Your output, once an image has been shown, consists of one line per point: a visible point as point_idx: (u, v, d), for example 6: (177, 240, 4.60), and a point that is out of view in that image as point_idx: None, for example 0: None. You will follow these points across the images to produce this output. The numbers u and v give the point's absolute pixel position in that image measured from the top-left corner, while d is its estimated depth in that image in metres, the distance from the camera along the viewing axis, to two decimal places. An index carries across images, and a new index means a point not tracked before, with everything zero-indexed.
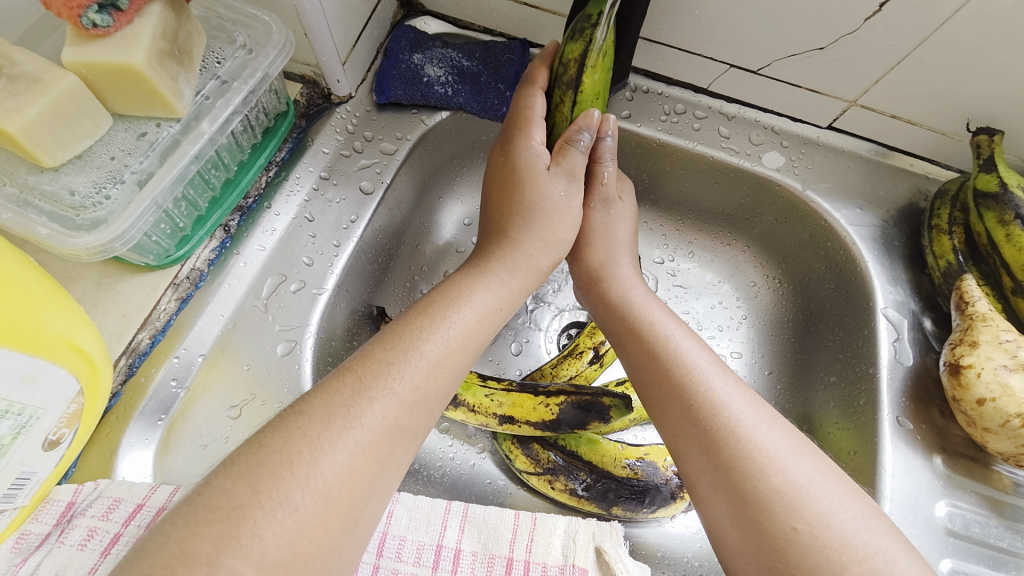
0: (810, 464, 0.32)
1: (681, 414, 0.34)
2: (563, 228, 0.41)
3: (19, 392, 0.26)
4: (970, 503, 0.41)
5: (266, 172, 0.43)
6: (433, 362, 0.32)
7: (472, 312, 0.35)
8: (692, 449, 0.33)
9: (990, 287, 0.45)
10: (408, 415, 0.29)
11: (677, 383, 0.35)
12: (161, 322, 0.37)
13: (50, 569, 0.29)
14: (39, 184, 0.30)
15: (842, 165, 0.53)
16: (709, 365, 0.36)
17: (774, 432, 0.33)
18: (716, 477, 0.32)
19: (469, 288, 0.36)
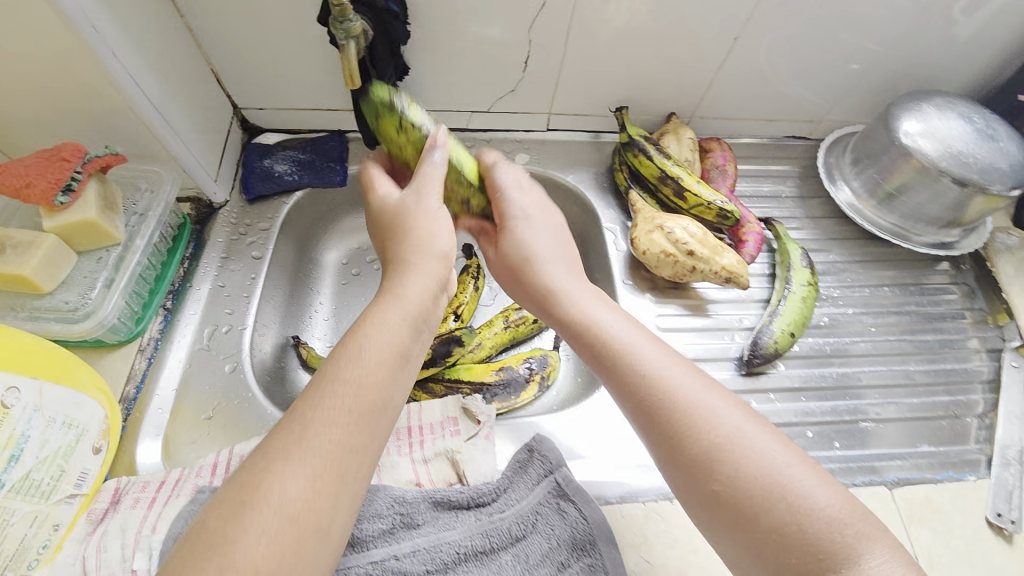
0: (753, 426, 0.40)
1: (676, 449, 0.40)
2: (445, 237, 0.49)
3: (76, 413, 0.44)
4: (677, 309, 0.71)
5: (182, 263, 0.64)
6: (357, 385, 0.38)
7: (397, 319, 0.42)
8: (659, 440, 0.42)
9: (650, 195, 0.74)
10: (353, 436, 0.36)
11: (650, 393, 0.43)
12: (139, 377, 0.55)
13: (114, 524, 0.45)
14: (42, 304, 0.48)
15: (569, 148, 0.84)
16: (695, 384, 0.43)
17: (730, 412, 0.41)
18: (688, 473, 0.40)
19: (380, 308, 0.43)
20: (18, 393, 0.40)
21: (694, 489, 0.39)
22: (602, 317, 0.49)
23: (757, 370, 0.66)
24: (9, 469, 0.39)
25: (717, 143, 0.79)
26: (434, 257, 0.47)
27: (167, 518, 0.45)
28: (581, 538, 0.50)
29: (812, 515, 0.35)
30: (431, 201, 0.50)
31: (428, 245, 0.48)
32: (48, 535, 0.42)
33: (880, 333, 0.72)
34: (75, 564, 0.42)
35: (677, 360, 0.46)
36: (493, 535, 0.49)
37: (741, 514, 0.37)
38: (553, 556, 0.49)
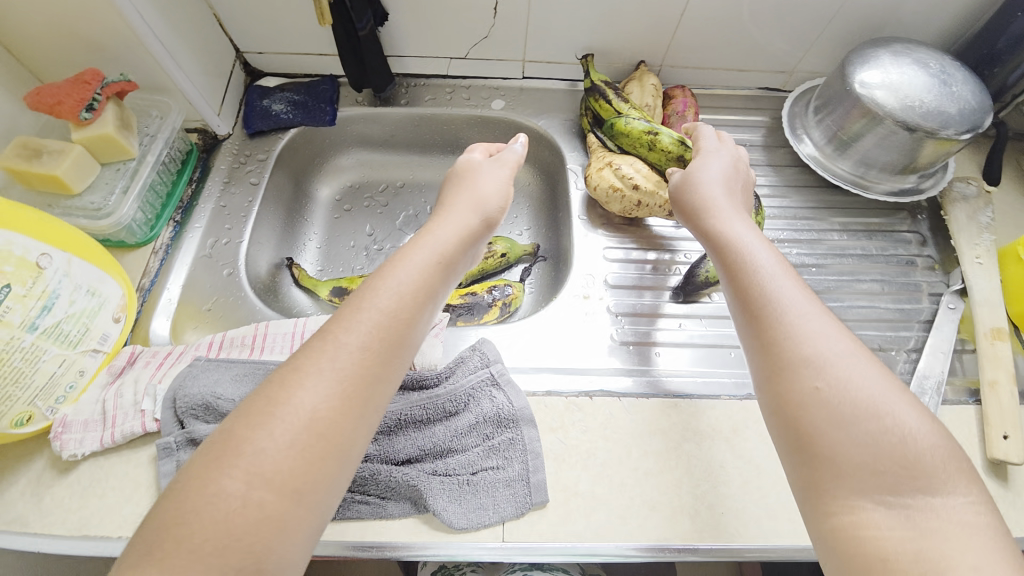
0: (857, 363, 0.39)
1: (771, 370, 0.40)
2: (481, 191, 0.60)
3: (98, 285, 0.55)
4: (628, 243, 0.76)
5: (190, 184, 0.74)
6: (379, 310, 0.42)
7: (411, 272, 0.46)
8: (755, 342, 0.43)
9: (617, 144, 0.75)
10: (359, 364, 0.39)
11: (758, 313, 0.43)
12: (152, 273, 0.67)
13: (130, 377, 0.56)
14: (72, 203, 0.60)
15: (543, 96, 0.90)
16: (807, 308, 0.42)
17: (849, 354, 0.39)
18: (767, 368, 0.41)
19: (416, 262, 0.47)
20: (50, 259, 0.50)
21: (773, 395, 0.40)
22: (743, 235, 0.50)
23: (691, 297, 0.71)
24: (44, 317, 0.49)
25: (682, 90, 0.82)
26: (463, 214, 0.56)
27: (170, 376, 0.57)
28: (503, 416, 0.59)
29: (897, 425, 0.36)
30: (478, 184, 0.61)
31: (483, 205, 0.59)
32: (75, 378, 0.54)
33: (821, 273, 0.77)
34: (96, 401, 0.54)
35: (787, 274, 0.45)
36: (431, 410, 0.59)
37: (820, 424, 0.37)
38: (479, 429, 0.59)
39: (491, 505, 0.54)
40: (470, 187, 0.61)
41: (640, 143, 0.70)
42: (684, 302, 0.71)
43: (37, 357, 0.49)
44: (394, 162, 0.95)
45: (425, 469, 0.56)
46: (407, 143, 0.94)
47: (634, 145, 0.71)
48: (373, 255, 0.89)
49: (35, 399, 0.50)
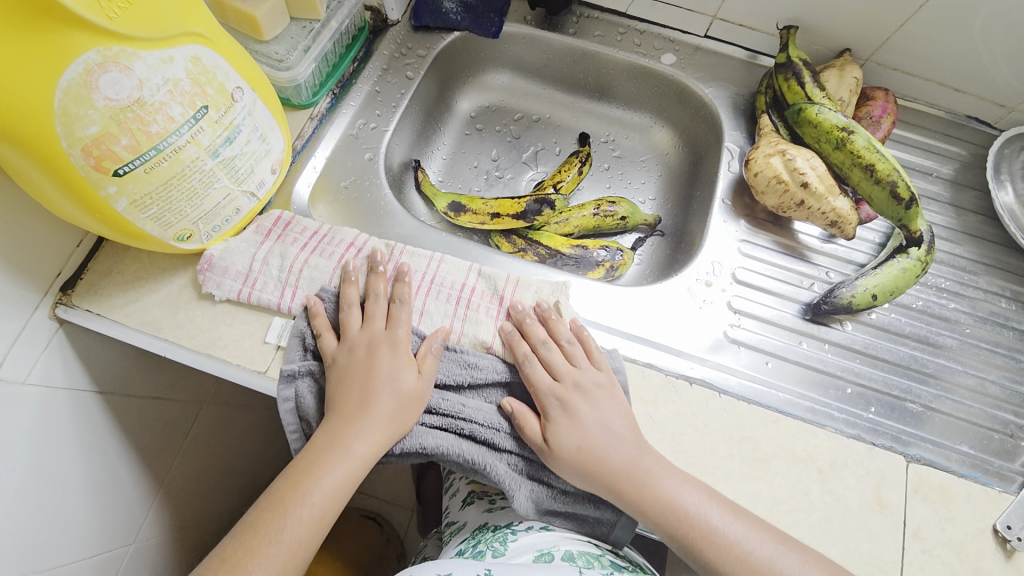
0: (793, 557, 0.47)
1: None
2: (390, 401, 0.52)
3: (268, 134, 0.57)
4: (765, 241, 0.70)
5: (354, 63, 0.75)
6: (297, 538, 0.47)
7: (333, 482, 0.49)
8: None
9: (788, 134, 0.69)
10: (290, 561, 0.46)
11: (682, 526, 0.49)
12: (305, 137, 0.68)
13: (273, 243, 0.60)
14: (259, 49, 0.61)
15: (718, 62, 0.82)
16: (720, 514, 0.49)
17: (777, 551, 0.47)
18: None
19: (319, 462, 0.50)
20: (241, 95, 0.51)
21: None
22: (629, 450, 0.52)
23: (821, 321, 0.66)
24: (224, 148, 0.51)
25: (884, 93, 0.73)
26: (394, 403, 0.52)
27: (309, 266, 0.59)
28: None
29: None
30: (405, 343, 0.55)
31: (416, 398, 0.53)
32: (230, 214, 0.56)
33: (973, 337, 0.67)
34: (247, 257, 0.58)
35: (686, 479, 0.51)
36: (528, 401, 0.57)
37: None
38: None
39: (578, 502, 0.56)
40: (366, 380, 0.53)
41: (827, 139, 0.63)
42: (812, 323, 0.66)
43: (209, 183, 0.51)
44: (538, 94, 0.92)
45: (515, 449, 0.55)
46: (557, 78, 0.90)
47: (819, 140, 0.64)
48: (492, 181, 0.88)
49: (197, 222, 0.53)
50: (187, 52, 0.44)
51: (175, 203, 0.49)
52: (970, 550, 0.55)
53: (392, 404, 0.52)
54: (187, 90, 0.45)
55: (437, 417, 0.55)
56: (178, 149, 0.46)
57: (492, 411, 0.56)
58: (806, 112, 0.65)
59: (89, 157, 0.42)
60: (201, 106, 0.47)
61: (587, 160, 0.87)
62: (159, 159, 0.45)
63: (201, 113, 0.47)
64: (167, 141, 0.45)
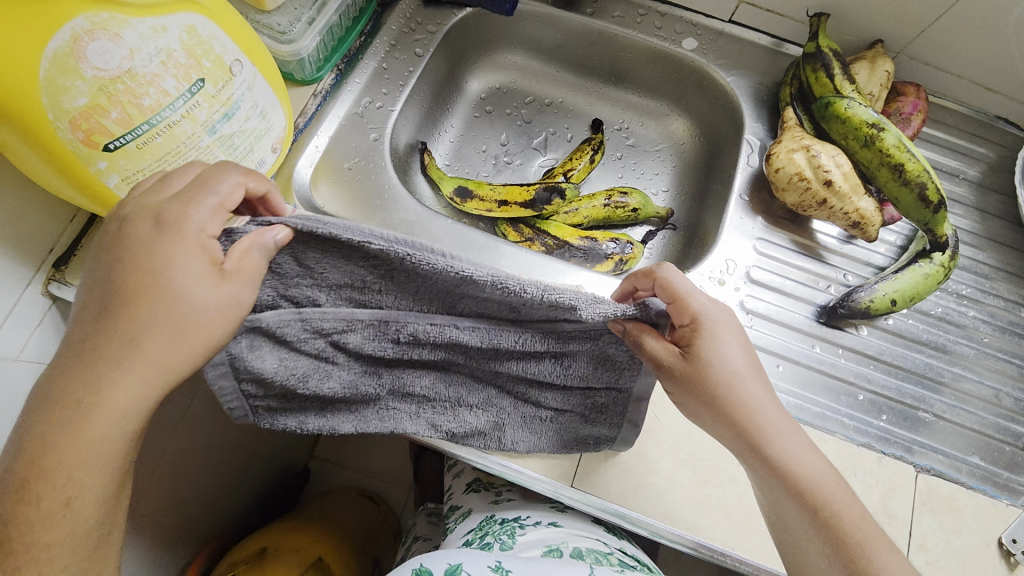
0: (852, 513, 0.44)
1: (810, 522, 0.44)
2: (200, 310, 0.39)
3: (269, 111, 0.54)
4: (781, 240, 0.68)
5: (360, 37, 0.71)
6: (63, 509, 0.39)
7: (113, 440, 0.39)
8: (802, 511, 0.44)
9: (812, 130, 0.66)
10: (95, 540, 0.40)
11: (759, 448, 0.45)
12: (308, 115, 0.65)
13: None
14: (261, 19, 0.58)
15: (742, 49, 0.78)
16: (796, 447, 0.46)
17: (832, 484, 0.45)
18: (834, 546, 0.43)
19: (116, 373, 0.38)
20: (240, 69, 0.48)
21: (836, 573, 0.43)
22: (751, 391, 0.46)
23: (835, 325, 0.64)
24: (221, 124, 0.48)
25: (916, 89, 0.69)
26: (208, 311, 0.39)
27: None
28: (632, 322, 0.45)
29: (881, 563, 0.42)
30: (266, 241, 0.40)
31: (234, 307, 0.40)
32: None
33: (993, 348, 0.65)
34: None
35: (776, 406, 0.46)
36: (529, 327, 0.47)
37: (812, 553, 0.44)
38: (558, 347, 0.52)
39: (547, 440, 0.54)
40: (147, 264, 0.38)
41: (855, 136, 0.60)
42: (825, 326, 0.64)
43: (207, 161, 0.49)
44: (551, 77, 0.88)
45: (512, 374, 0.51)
46: (572, 59, 0.86)
47: (847, 136, 0.61)
48: (500, 167, 0.85)
49: None
50: (180, 21, 0.42)
51: None
52: (976, 564, 0.54)
53: (182, 318, 0.39)
54: (182, 61, 0.42)
55: (431, 350, 0.49)
56: (173, 124, 0.44)
57: (493, 333, 0.51)
58: (834, 105, 0.61)
59: (78, 131, 0.39)
60: (197, 79, 0.44)
61: (598, 151, 0.83)
62: (152, 135, 0.43)
63: (196, 86, 0.44)
64: (160, 115, 0.43)
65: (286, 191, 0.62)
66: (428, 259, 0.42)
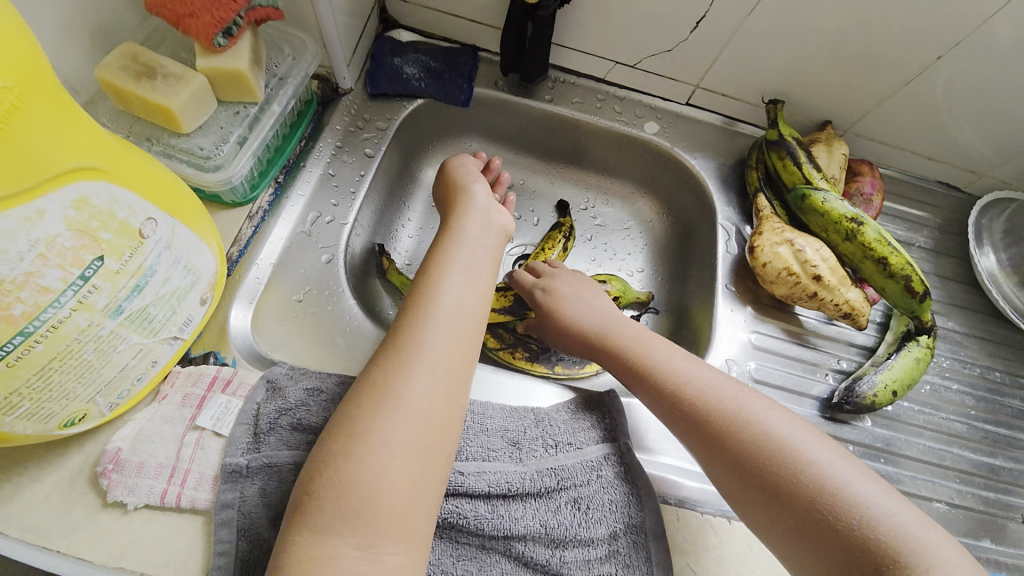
0: (796, 430, 0.45)
1: (733, 462, 0.45)
2: (462, 282, 0.51)
3: (196, 260, 0.43)
4: (772, 330, 0.66)
5: (300, 142, 0.62)
6: (376, 469, 0.40)
7: (419, 393, 0.43)
8: (720, 458, 0.46)
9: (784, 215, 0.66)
10: (387, 502, 0.39)
11: (689, 411, 0.48)
12: (243, 242, 0.55)
13: (209, 417, 0.44)
14: (177, 143, 0.47)
15: (701, 130, 0.78)
16: (719, 386, 0.49)
17: (768, 411, 0.47)
18: (765, 493, 0.43)
19: (391, 339, 0.46)
20: (155, 226, 0.38)
21: (778, 519, 0.42)
22: (651, 349, 0.54)
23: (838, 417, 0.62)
24: (131, 298, 0.37)
25: (870, 167, 0.71)
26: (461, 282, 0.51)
27: None
28: (617, 420, 0.53)
29: (851, 509, 0.40)
30: (496, 217, 0.61)
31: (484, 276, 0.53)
32: (144, 369, 0.42)
33: (977, 417, 0.66)
34: (171, 443, 0.43)
35: (687, 359, 0.53)
36: (533, 459, 0.49)
37: (785, 522, 0.42)
38: (570, 484, 0.48)
39: None
40: (440, 263, 0.52)
41: (836, 229, 0.60)
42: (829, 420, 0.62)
43: (112, 347, 0.38)
44: (511, 160, 0.84)
45: (521, 512, 0.47)
46: (532, 143, 0.82)
47: (827, 229, 0.61)
48: None
49: (95, 396, 0.39)
50: (68, 194, 0.30)
51: (57, 386, 0.36)
52: None
53: (462, 290, 0.50)
54: (70, 244, 0.31)
55: (435, 503, 0.46)
56: (59, 324, 0.33)
57: (497, 474, 0.47)
58: (811, 198, 0.61)
59: None
60: (94, 259, 0.33)
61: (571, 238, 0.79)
62: (29, 345, 0.32)
63: (93, 268, 0.33)
64: (40, 317, 0.32)
65: (221, 342, 0.50)
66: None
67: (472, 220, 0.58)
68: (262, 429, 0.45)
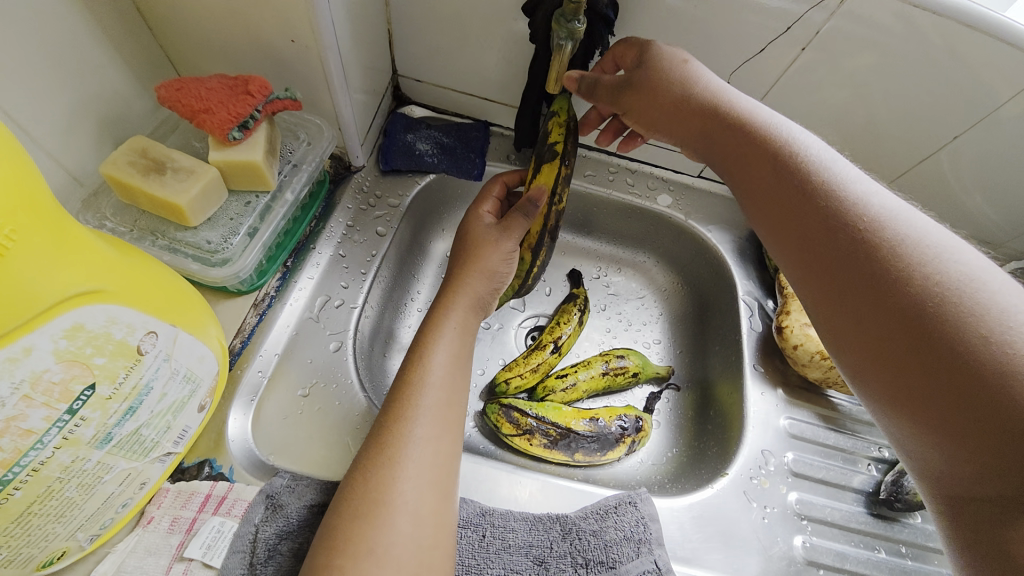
0: (1016, 295, 0.31)
1: (875, 277, 0.35)
2: (456, 334, 0.50)
3: (197, 367, 0.39)
4: (806, 415, 0.62)
5: (310, 223, 0.60)
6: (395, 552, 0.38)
7: (422, 463, 0.41)
8: (857, 283, 0.36)
9: None
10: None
11: (843, 210, 0.38)
12: (247, 332, 0.52)
13: (197, 547, 0.39)
14: (183, 237, 0.45)
15: (714, 202, 0.78)
16: (928, 232, 0.35)
17: (961, 255, 0.34)
18: (903, 321, 0.33)
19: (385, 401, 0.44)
20: (155, 339, 0.34)
21: (899, 351, 0.33)
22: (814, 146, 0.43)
23: (890, 515, 0.57)
24: (122, 423, 0.33)
25: None
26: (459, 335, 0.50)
27: None
28: (650, 528, 0.48)
29: (985, 319, 0.30)
30: (495, 270, 0.54)
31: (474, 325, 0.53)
32: (131, 494, 0.38)
33: None
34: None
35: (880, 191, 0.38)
36: None
37: (922, 390, 0.31)
38: None
39: None
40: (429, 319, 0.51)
41: None
42: (880, 520, 0.57)
43: (97, 477, 0.33)
44: None
45: None
46: None
47: None
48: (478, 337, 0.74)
49: (76, 531, 0.35)
50: (59, 325, 0.27)
51: (35, 530, 0.31)
52: None
53: (454, 344, 0.49)
54: (58, 378, 0.28)
55: None
56: (39, 465, 0.29)
57: None
58: None
59: None
60: (84, 390, 0.30)
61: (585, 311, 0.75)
62: (5, 493, 0.28)
63: (82, 400, 0.30)
64: (19, 463, 0.28)
65: (218, 449, 0.45)
66: (470, 538, 0.46)
67: (468, 286, 0.52)
68: (259, 558, 0.40)
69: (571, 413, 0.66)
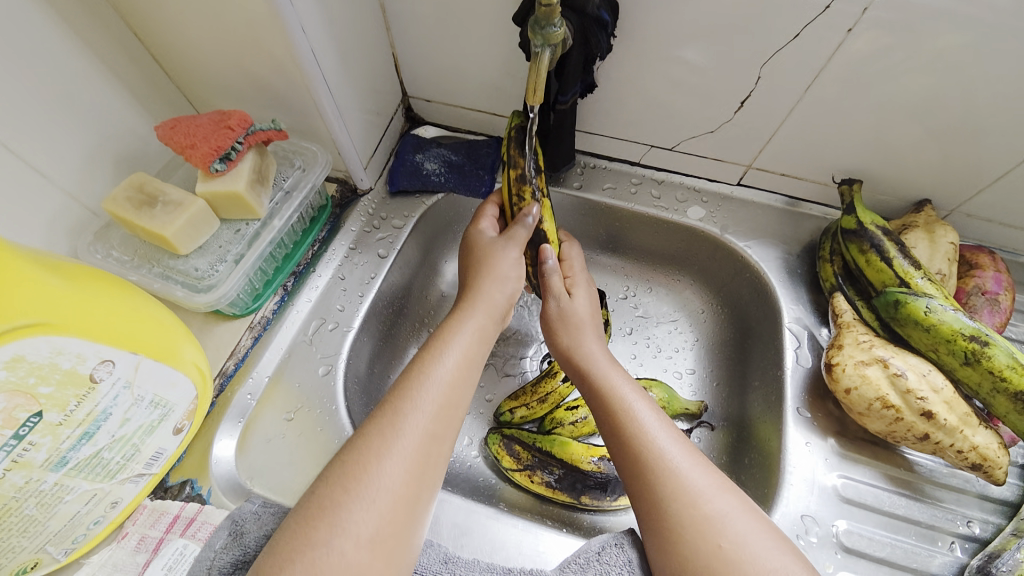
0: (706, 477, 0.40)
1: (622, 455, 0.43)
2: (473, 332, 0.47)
3: (167, 393, 0.40)
4: (864, 475, 0.50)
5: (313, 246, 0.62)
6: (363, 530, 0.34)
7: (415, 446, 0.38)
8: (619, 464, 0.43)
9: (870, 314, 0.52)
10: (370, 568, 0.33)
11: (608, 421, 0.45)
12: (241, 354, 0.53)
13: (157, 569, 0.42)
14: (175, 264, 0.47)
15: (755, 214, 0.67)
16: (636, 400, 0.45)
17: (653, 418, 0.44)
18: (638, 491, 0.41)
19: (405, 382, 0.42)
20: (111, 367, 0.36)
21: (635, 495, 0.41)
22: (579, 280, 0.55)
23: None
24: (79, 447, 0.36)
25: (991, 258, 0.56)
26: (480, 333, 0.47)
27: None
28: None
29: (674, 486, 0.39)
30: (510, 286, 0.51)
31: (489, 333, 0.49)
32: (102, 512, 0.40)
33: None
34: None
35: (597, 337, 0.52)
36: None
37: (638, 497, 0.41)
38: None
39: None
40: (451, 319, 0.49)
41: (949, 349, 0.46)
42: None
43: (58, 497, 0.36)
44: None
45: None
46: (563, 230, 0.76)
47: (937, 349, 0.46)
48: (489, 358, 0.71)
49: (46, 544, 0.38)
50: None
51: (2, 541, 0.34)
52: None
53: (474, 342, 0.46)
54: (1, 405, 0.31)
55: None
56: None
57: None
58: (909, 305, 0.47)
59: None
60: (30, 417, 0.32)
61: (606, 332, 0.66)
62: None
63: (27, 426, 0.32)
64: None
65: (200, 469, 0.47)
66: None
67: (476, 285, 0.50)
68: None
69: (577, 448, 0.59)
